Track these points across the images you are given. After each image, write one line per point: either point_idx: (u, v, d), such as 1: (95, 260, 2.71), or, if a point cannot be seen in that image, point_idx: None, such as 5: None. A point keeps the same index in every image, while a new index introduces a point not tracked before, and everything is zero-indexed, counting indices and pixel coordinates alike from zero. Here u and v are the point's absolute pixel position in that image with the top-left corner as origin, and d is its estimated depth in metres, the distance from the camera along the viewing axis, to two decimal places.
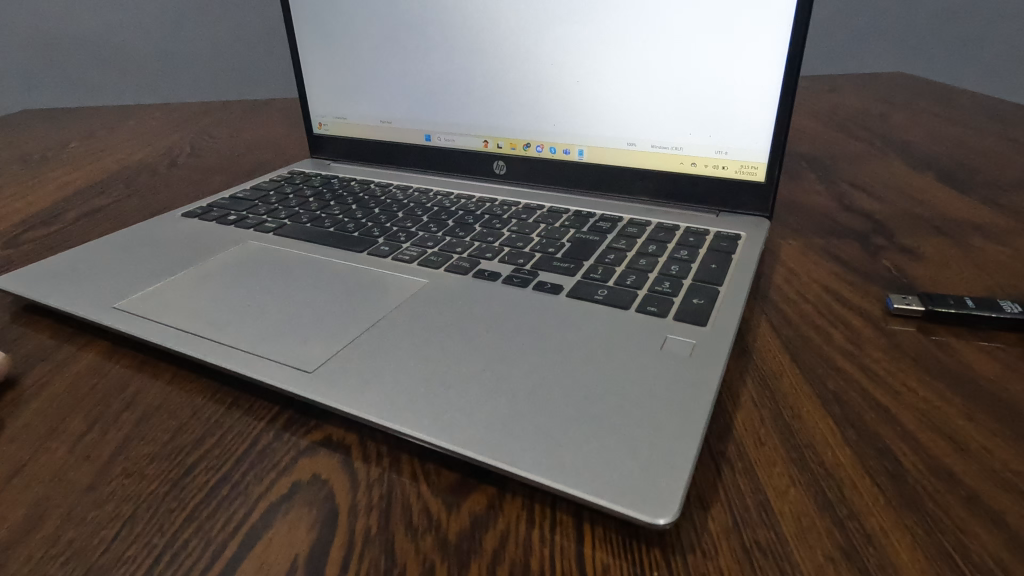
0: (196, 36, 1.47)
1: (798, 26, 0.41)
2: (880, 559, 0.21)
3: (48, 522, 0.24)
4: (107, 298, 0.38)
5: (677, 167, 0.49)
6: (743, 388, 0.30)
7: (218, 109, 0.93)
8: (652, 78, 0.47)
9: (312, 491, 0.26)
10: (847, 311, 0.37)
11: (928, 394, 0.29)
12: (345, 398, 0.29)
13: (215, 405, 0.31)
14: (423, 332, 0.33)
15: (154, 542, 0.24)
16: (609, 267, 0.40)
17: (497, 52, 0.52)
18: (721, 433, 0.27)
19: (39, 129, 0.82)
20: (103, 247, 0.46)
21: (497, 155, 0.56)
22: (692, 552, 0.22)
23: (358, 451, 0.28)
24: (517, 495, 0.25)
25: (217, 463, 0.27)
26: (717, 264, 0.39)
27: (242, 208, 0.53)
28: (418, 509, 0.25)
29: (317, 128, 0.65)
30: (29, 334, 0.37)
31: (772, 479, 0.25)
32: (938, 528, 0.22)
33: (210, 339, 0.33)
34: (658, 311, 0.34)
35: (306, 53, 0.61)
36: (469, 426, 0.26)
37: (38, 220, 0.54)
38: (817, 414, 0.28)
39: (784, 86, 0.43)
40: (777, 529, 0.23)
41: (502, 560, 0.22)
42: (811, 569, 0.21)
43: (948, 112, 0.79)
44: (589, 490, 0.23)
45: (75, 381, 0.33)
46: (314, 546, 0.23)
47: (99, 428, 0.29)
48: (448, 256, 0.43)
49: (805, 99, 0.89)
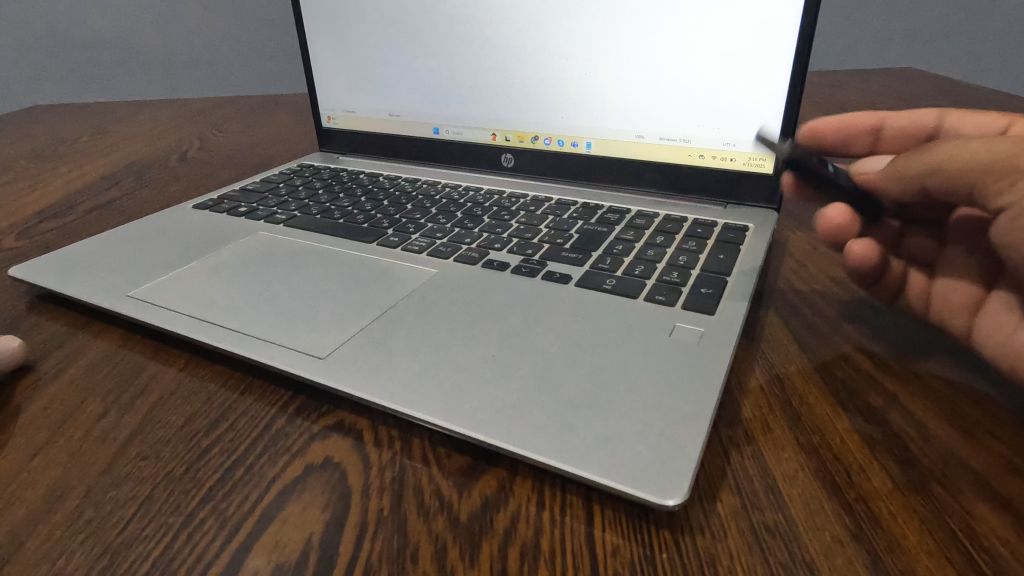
0: (204, 36, 1.48)
1: (809, 12, 0.41)
2: (888, 540, 0.22)
3: (68, 502, 0.25)
4: (121, 287, 0.39)
5: (686, 160, 0.49)
6: (751, 375, 0.31)
7: (227, 104, 0.94)
8: (660, 70, 0.47)
9: (325, 473, 0.26)
10: (855, 302, 0.37)
11: (935, 382, 0.29)
12: (357, 383, 0.29)
13: (228, 391, 0.31)
14: (434, 320, 0.34)
15: (172, 521, 0.24)
16: (617, 257, 0.40)
17: (506, 45, 0.52)
18: (729, 419, 0.28)
19: (50, 124, 0.83)
20: (117, 237, 0.46)
21: (505, 148, 0.56)
22: (701, 533, 0.22)
23: (370, 435, 0.28)
24: (528, 478, 0.25)
25: (231, 446, 0.28)
26: (725, 254, 0.39)
27: (252, 200, 0.54)
28: (430, 490, 0.25)
29: (326, 122, 0.65)
30: (45, 321, 0.38)
31: (780, 463, 0.25)
32: (945, 511, 0.23)
33: (223, 327, 0.34)
34: (666, 300, 0.34)
35: (315, 46, 0.62)
36: (480, 409, 0.27)
37: (52, 213, 0.55)
38: (825, 401, 0.28)
39: (794, 75, 0.43)
40: (785, 512, 0.23)
41: (514, 540, 0.23)
42: (820, 550, 0.21)
43: (956, 108, 0.78)
44: (599, 471, 0.23)
45: (90, 367, 0.33)
46: (328, 526, 0.24)
47: (116, 412, 0.30)
48: (457, 246, 0.43)
49: (813, 95, 0.88)
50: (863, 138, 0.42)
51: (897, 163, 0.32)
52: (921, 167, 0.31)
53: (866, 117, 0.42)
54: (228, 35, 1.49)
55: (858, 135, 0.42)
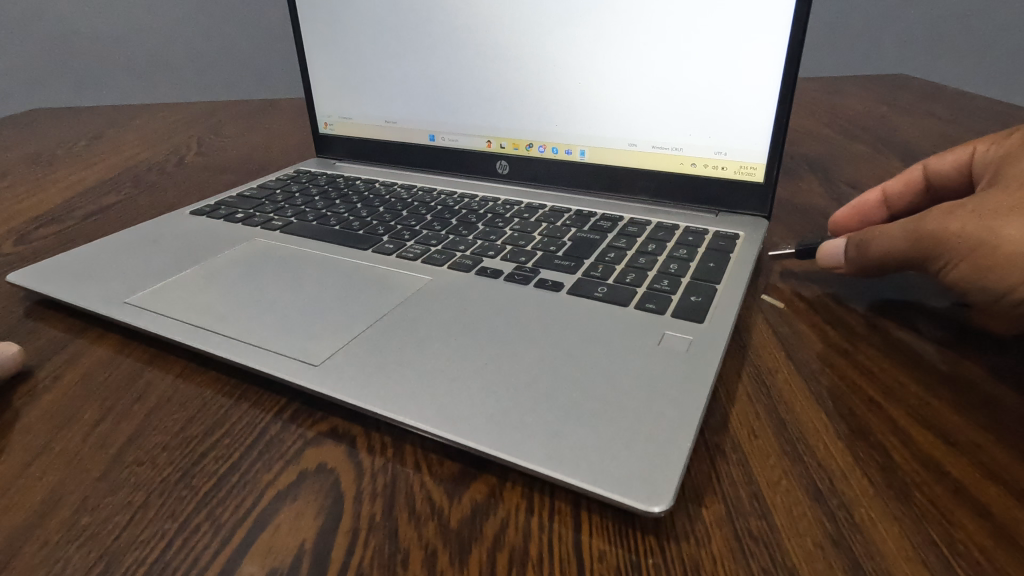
0: (202, 40, 1.49)
1: (798, 22, 0.41)
2: (867, 547, 0.22)
3: (65, 508, 0.25)
4: (118, 293, 0.39)
5: (678, 168, 0.49)
6: (738, 383, 0.31)
7: (225, 109, 0.94)
8: (653, 80, 0.48)
9: (319, 480, 0.26)
10: (843, 311, 0.37)
11: (919, 391, 0.30)
12: (351, 391, 0.29)
13: (224, 397, 0.32)
14: (426, 327, 0.34)
15: (167, 527, 0.24)
16: (609, 265, 0.40)
17: (501, 55, 0.53)
18: (716, 426, 0.28)
19: (49, 129, 0.83)
20: (115, 243, 0.47)
21: (500, 155, 0.57)
22: (686, 539, 0.23)
23: (364, 442, 0.29)
24: (517, 484, 0.26)
25: (226, 452, 0.28)
26: (715, 263, 0.40)
27: (249, 206, 0.54)
28: (421, 497, 0.25)
29: (323, 128, 0.65)
30: (43, 327, 0.38)
31: (765, 471, 0.26)
32: (924, 518, 0.23)
33: (219, 333, 0.34)
34: (656, 308, 0.35)
35: (312, 54, 0.62)
36: (470, 417, 0.27)
37: (50, 218, 0.55)
38: (810, 409, 0.29)
39: (783, 86, 0.43)
40: (768, 518, 0.23)
41: (502, 546, 0.23)
42: (801, 556, 0.22)
43: (949, 114, 0.79)
44: (586, 478, 0.24)
45: (87, 373, 0.34)
46: (321, 532, 0.24)
47: (113, 418, 0.30)
48: (451, 254, 0.43)
49: (807, 102, 0.89)
50: (877, 213, 0.44)
51: (851, 255, 0.38)
52: (874, 258, 0.37)
53: (867, 195, 0.45)
54: (227, 36, 1.49)
55: (870, 213, 0.44)
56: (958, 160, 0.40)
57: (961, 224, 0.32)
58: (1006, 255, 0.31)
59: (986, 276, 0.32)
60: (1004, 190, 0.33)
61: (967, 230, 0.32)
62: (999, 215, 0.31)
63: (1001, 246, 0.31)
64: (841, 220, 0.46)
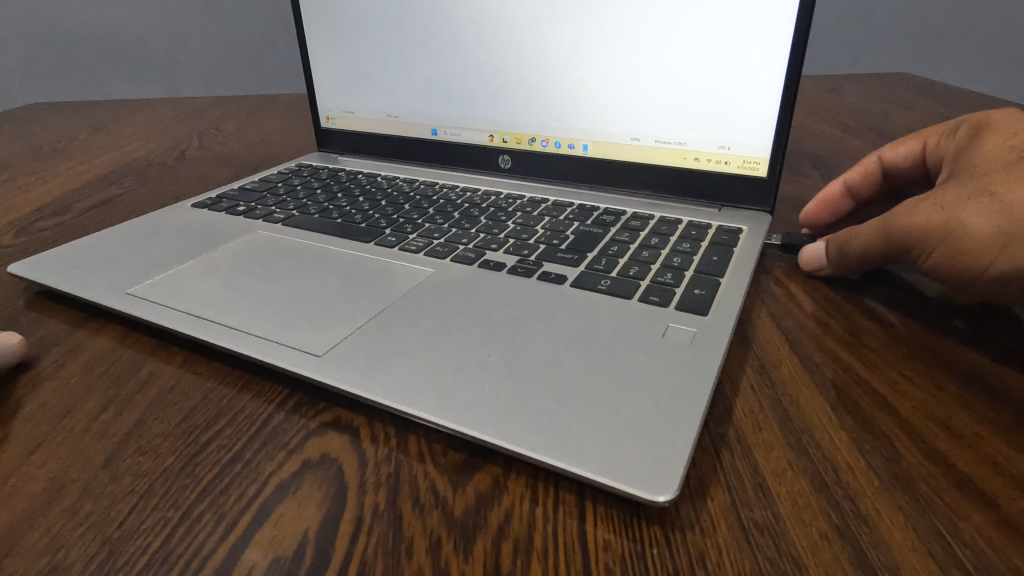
0: (202, 37, 1.49)
1: (804, 11, 0.41)
2: (873, 537, 0.22)
3: (67, 496, 0.25)
4: (119, 284, 0.39)
5: (681, 162, 0.49)
6: (742, 375, 0.31)
7: (227, 103, 0.94)
8: (657, 73, 0.47)
9: (322, 470, 0.26)
10: (847, 304, 0.37)
11: (923, 383, 0.30)
12: (353, 381, 0.29)
13: (226, 387, 0.32)
14: (430, 320, 0.34)
15: (170, 515, 0.24)
16: (612, 258, 0.40)
17: (504, 48, 0.53)
18: (721, 418, 0.28)
19: (51, 121, 0.83)
20: (115, 235, 0.46)
21: (502, 149, 0.57)
22: (691, 529, 0.23)
23: (367, 433, 0.29)
24: (522, 475, 0.26)
25: (229, 442, 0.28)
26: (719, 256, 0.40)
27: (251, 199, 0.54)
28: (425, 487, 0.25)
29: (325, 122, 0.65)
30: (44, 318, 0.38)
31: (770, 462, 0.26)
32: (930, 510, 0.23)
33: (220, 324, 0.34)
34: (660, 301, 0.35)
35: (314, 47, 0.62)
36: (474, 407, 0.27)
37: (51, 210, 0.55)
38: (815, 402, 0.29)
39: (788, 78, 0.43)
40: (773, 509, 0.23)
41: (507, 536, 0.23)
42: (808, 546, 0.22)
43: (950, 112, 0.79)
44: (590, 468, 0.23)
45: (88, 364, 0.33)
46: (324, 521, 0.24)
47: (115, 408, 0.30)
48: (454, 247, 0.43)
49: (807, 99, 0.89)
50: (842, 203, 0.45)
51: (834, 257, 0.39)
52: (855, 257, 0.38)
53: (830, 188, 0.45)
54: (227, 33, 1.49)
55: (837, 205, 0.45)
56: (914, 150, 0.42)
57: (928, 212, 0.34)
58: (980, 231, 0.32)
59: (959, 257, 0.33)
60: (972, 176, 0.34)
61: (962, 196, 0.33)
62: (959, 202, 0.33)
63: (975, 223, 0.32)
64: (811, 214, 0.46)
